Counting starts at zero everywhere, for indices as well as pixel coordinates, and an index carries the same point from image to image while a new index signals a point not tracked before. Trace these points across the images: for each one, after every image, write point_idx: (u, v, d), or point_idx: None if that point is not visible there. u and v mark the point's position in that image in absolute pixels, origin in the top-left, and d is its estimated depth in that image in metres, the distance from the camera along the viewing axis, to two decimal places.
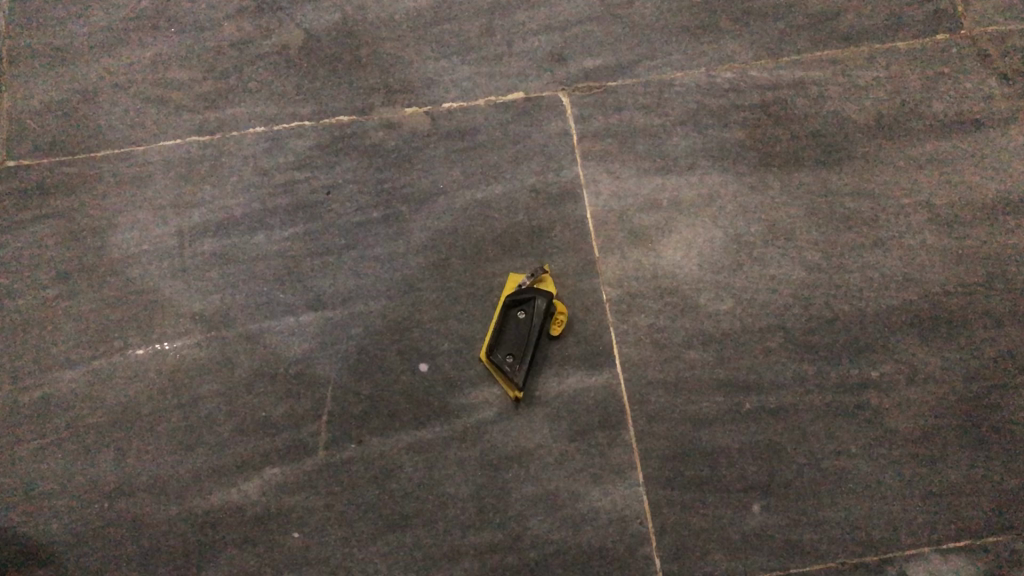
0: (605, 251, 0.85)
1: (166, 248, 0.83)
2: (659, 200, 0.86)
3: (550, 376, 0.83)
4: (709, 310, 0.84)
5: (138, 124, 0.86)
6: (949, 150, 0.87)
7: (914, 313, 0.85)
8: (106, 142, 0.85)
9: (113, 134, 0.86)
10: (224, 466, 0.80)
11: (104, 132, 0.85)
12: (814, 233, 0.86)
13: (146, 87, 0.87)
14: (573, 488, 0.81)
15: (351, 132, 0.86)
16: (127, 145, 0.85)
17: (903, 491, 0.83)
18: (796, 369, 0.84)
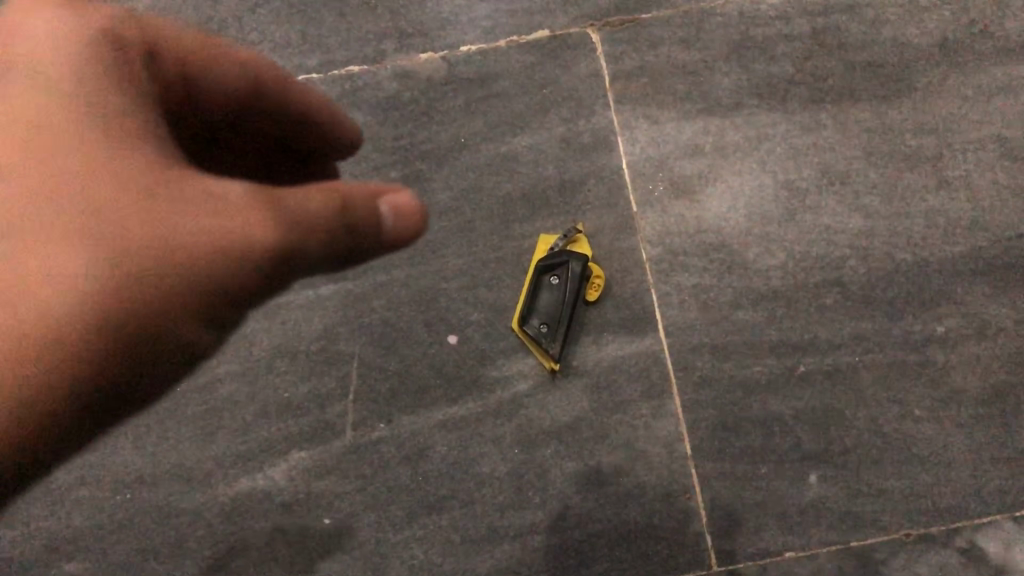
0: (642, 205, 0.78)
1: None
2: (701, 146, 0.79)
3: (587, 344, 0.77)
4: (758, 265, 0.77)
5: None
6: None
7: (985, 262, 0.77)
8: None
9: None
10: (254, 450, 0.77)
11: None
12: (874, 175, 0.78)
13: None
14: (615, 463, 0.76)
15: (361, 86, 0.80)
16: None
17: (973, 457, 0.76)
18: (855, 327, 0.77)
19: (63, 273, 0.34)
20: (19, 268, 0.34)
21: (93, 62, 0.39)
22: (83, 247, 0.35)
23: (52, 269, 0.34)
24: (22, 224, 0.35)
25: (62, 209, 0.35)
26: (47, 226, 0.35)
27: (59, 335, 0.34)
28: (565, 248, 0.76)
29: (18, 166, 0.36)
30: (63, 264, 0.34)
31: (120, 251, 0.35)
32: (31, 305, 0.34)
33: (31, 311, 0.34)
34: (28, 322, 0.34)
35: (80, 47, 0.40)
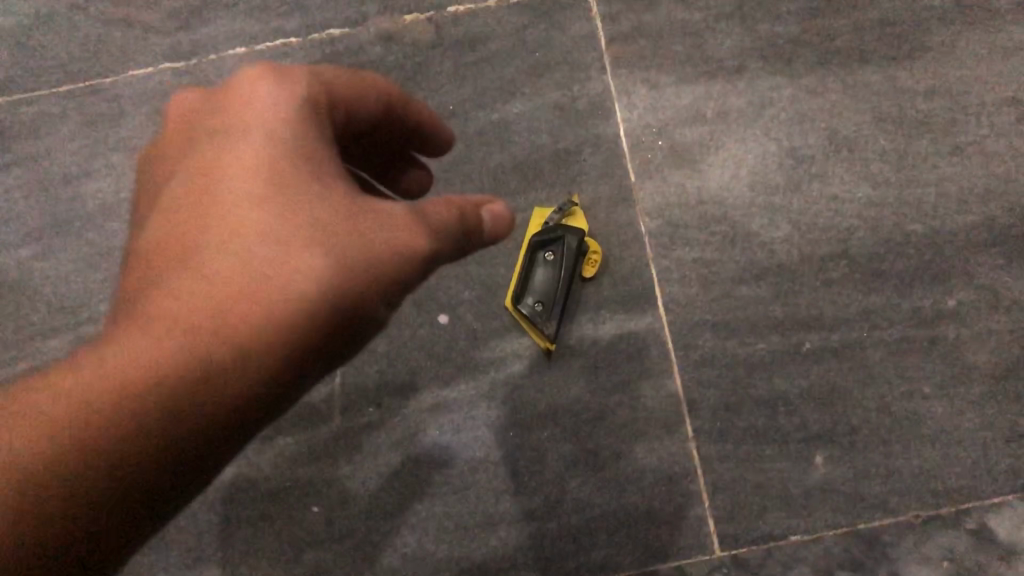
0: (641, 175, 0.74)
1: None
2: (702, 112, 0.75)
3: (584, 322, 0.74)
4: (762, 238, 0.74)
5: (107, 53, 0.77)
6: None
7: (998, 232, 0.73)
8: (68, 74, 0.77)
9: (76, 65, 0.77)
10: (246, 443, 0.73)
11: (66, 65, 0.77)
12: (882, 141, 0.74)
13: (113, 10, 0.78)
14: (613, 446, 0.73)
15: (344, 51, 0.76)
16: (91, 76, 0.77)
17: (984, 435, 0.72)
18: (863, 301, 0.74)
19: (293, 280, 0.39)
20: (260, 274, 0.39)
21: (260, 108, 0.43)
22: (312, 257, 0.39)
23: (283, 277, 0.39)
24: (260, 235, 0.40)
25: (290, 223, 0.40)
26: (283, 237, 0.39)
27: (281, 333, 0.39)
28: (559, 222, 0.72)
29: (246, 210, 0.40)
30: (292, 272, 0.39)
31: (341, 264, 0.40)
32: (263, 307, 0.38)
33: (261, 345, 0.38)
34: (259, 327, 0.38)
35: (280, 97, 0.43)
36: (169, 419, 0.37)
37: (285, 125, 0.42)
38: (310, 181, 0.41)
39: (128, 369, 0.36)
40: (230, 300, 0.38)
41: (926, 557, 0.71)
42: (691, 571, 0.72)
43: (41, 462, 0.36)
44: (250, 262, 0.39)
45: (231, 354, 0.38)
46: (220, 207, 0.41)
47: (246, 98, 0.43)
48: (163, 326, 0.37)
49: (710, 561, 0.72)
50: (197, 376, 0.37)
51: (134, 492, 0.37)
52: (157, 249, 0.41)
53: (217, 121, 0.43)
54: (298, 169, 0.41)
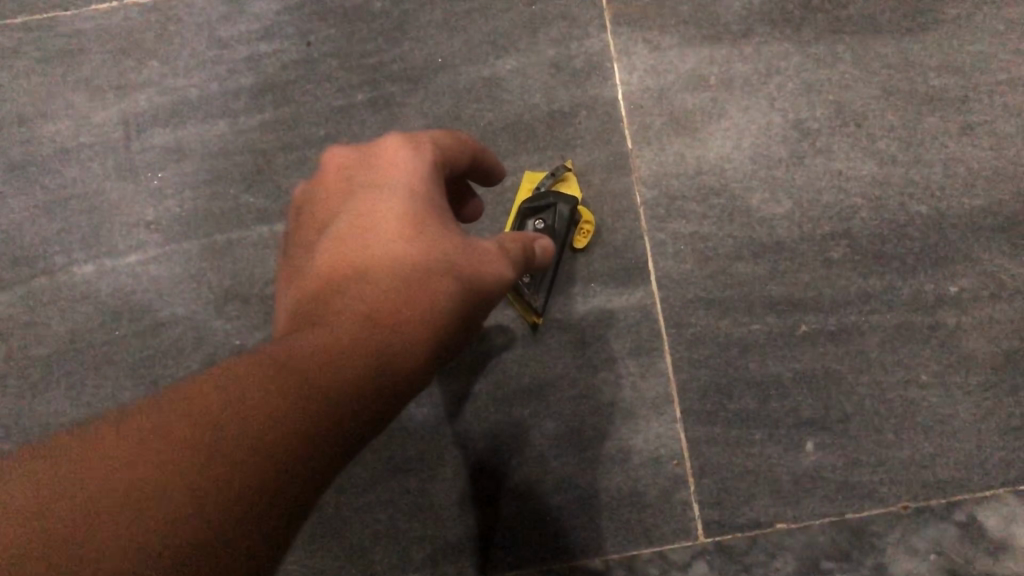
0: (639, 142, 0.71)
1: (108, 141, 0.70)
2: (706, 77, 0.71)
3: (574, 296, 0.71)
4: (762, 213, 0.71)
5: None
6: None
7: (1004, 217, 0.70)
8: (27, 7, 0.72)
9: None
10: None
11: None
12: (891, 116, 0.71)
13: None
14: (598, 425, 0.70)
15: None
16: (52, 10, 0.72)
17: (979, 428, 0.68)
18: (863, 284, 0.70)
19: (435, 296, 0.41)
20: (409, 290, 0.40)
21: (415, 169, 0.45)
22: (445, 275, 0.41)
23: (428, 294, 0.41)
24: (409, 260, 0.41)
25: (428, 248, 0.42)
26: (426, 261, 0.42)
27: (422, 346, 0.40)
28: (552, 187, 0.68)
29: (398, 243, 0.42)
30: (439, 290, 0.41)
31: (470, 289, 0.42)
32: (414, 320, 0.40)
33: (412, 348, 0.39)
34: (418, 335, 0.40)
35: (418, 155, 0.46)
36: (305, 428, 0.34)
37: (423, 174, 0.45)
38: (443, 220, 0.44)
39: (259, 387, 0.34)
40: (381, 313, 0.39)
41: (914, 550, 0.68)
42: (672, 557, 0.69)
43: (136, 496, 0.30)
44: (402, 277, 0.41)
45: (384, 362, 0.38)
46: (374, 238, 0.42)
47: (388, 152, 0.46)
48: (328, 333, 0.37)
49: (692, 547, 0.69)
50: (348, 382, 0.36)
51: (271, 519, 0.32)
52: (312, 284, 0.41)
53: (366, 173, 0.46)
54: (437, 210, 0.44)
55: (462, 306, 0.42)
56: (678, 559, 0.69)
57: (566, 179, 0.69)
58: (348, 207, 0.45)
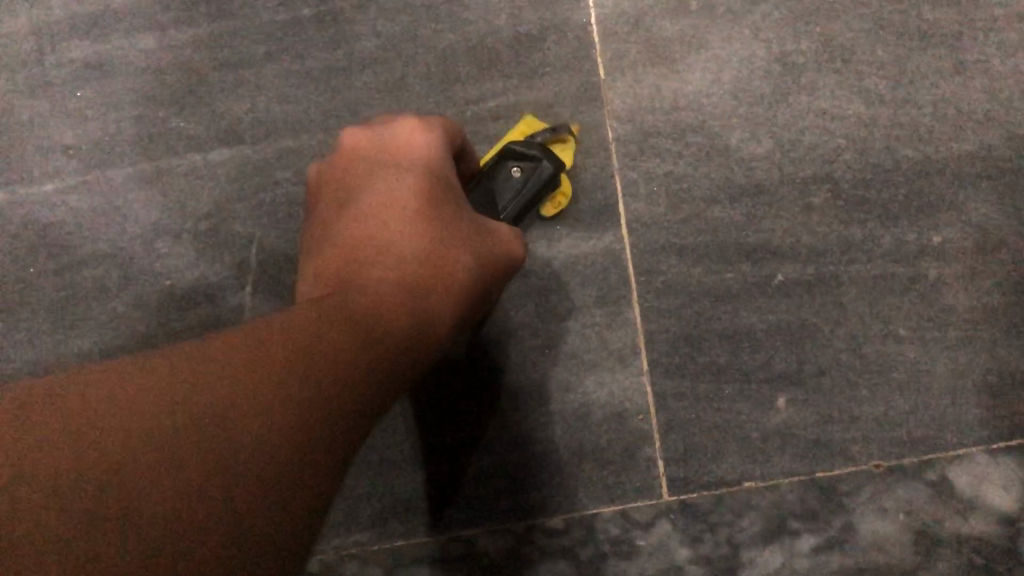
0: (612, 73, 0.66)
1: (23, 53, 0.64)
2: (686, 4, 0.66)
3: (538, 239, 0.66)
4: (740, 154, 0.66)
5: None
6: None
7: (992, 164, 0.65)
8: None
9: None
10: (131, 328, 0.61)
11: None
12: (880, 53, 0.66)
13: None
14: (560, 377, 0.66)
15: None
16: None
17: (956, 385, 0.65)
18: (843, 232, 0.66)
19: (455, 267, 0.47)
20: (433, 261, 0.47)
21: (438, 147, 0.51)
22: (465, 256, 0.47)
23: (451, 271, 0.47)
24: (428, 235, 0.47)
25: (449, 229, 0.48)
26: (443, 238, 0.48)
27: (447, 310, 0.47)
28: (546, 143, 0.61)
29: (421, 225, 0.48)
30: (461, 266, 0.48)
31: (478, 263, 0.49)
32: (441, 291, 0.46)
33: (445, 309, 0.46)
34: (447, 304, 0.47)
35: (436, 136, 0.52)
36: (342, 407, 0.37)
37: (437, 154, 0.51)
38: (452, 204, 0.50)
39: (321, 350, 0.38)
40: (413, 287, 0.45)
41: (884, 510, 0.65)
42: (634, 516, 0.65)
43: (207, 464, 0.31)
44: (430, 255, 0.47)
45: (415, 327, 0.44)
46: (397, 217, 0.48)
47: (407, 134, 0.51)
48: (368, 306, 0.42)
49: (656, 506, 0.65)
50: (386, 355, 0.41)
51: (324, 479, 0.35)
52: (344, 258, 0.46)
53: (385, 149, 0.51)
54: (446, 193, 0.50)
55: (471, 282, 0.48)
56: (640, 518, 0.65)
57: (552, 132, 0.62)
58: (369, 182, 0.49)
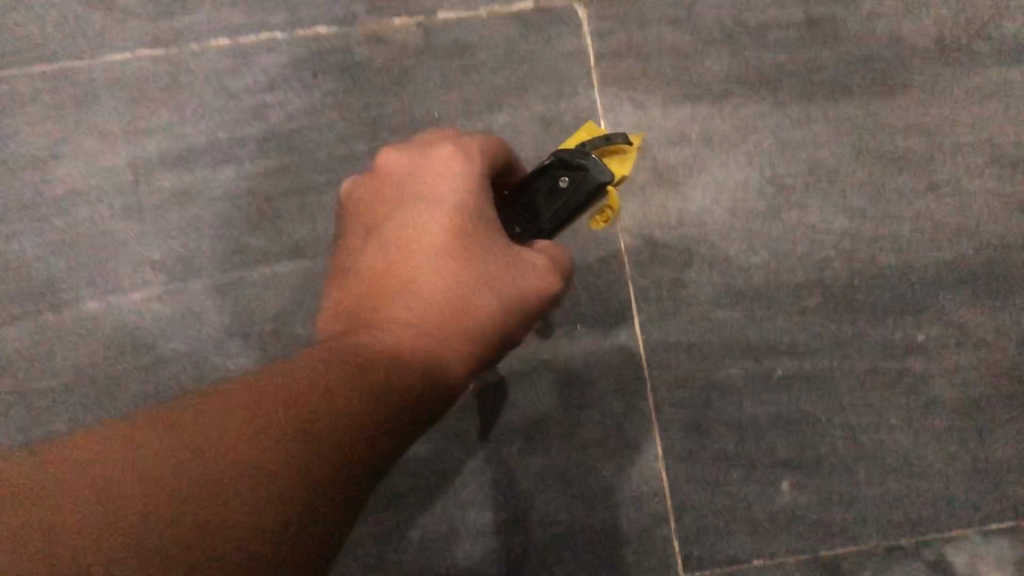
0: (623, 194, 0.73)
1: (119, 184, 0.68)
2: (687, 135, 0.72)
3: (560, 338, 0.73)
4: (738, 264, 0.73)
5: (60, 19, 0.68)
6: None
7: (967, 270, 0.73)
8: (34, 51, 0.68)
9: (21, 31, 0.68)
10: None
11: (0, 27, 0.68)
12: (862, 175, 0.72)
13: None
14: (583, 463, 0.73)
15: (298, 39, 0.69)
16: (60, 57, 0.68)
17: (946, 470, 0.72)
18: (834, 331, 0.73)
19: (478, 315, 0.48)
20: (455, 311, 0.48)
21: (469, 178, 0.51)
22: (484, 303, 0.48)
23: (471, 317, 0.48)
24: (452, 281, 0.49)
25: (473, 271, 0.49)
26: (469, 283, 0.49)
27: (468, 358, 0.48)
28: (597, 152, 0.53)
29: (442, 269, 0.49)
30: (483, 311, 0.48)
31: (510, 307, 0.49)
32: (459, 338, 0.48)
33: (466, 353, 0.48)
34: (466, 349, 0.48)
35: (467, 167, 0.51)
36: (340, 456, 0.40)
37: (469, 189, 0.51)
38: (482, 239, 0.50)
39: (328, 398, 0.41)
40: (428, 337, 0.47)
41: None
42: None
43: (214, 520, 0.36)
44: (449, 303, 0.48)
45: (430, 381, 0.45)
46: (419, 258, 0.49)
47: (439, 161, 0.51)
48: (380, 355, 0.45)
49: None
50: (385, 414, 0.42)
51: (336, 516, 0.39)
52: (368, 293, 0.49)
53: (415, 176, 0.52)
54: (477, 234, 0.50)
55: (500, 327, 0.49)
56: None
57: (605, 138, 0.53)
58: (394, 216, 0.51)
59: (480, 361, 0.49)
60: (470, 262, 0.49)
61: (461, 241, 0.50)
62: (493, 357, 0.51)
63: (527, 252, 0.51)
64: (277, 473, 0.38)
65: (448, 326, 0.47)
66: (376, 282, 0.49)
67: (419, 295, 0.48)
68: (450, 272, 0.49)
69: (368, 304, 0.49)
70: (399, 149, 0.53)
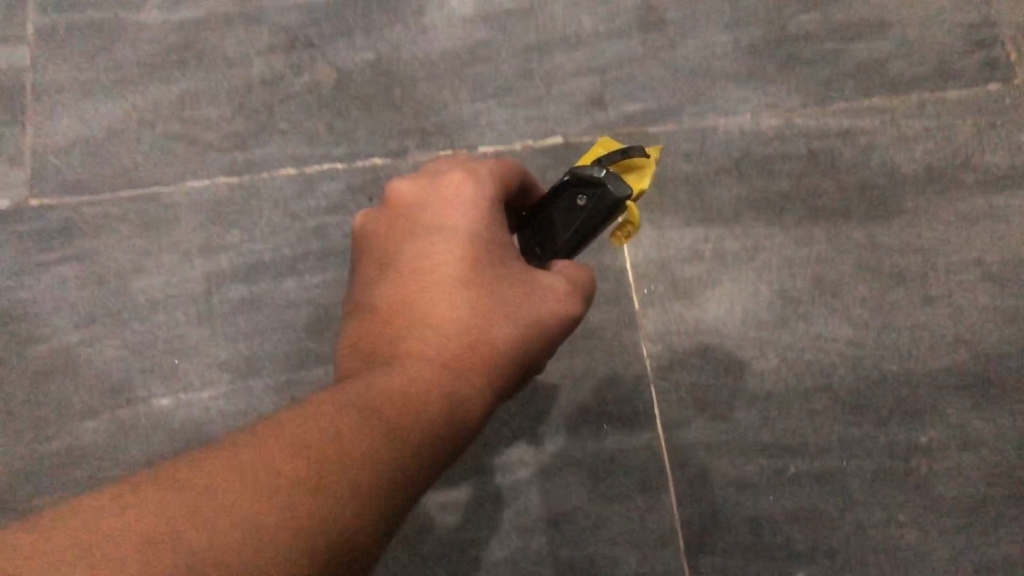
0: (646, 303, 0.79)
1: (193, 294, 0.77)
2: (701, 252, 0.79)
3: (588, 435, 0.78)
4: (754, 368, 0.78)
5: (154, 153, 0.78)
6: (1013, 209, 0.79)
7: (965, 377, 0.77)
8: (128, 179, 0.78)
9: (117, 163, 0.78)
10: None
11: (104, 160, 0.78)
12: (863, 290, 0.79)
13: (170, 107, 0.79)
14: (610, 554, 0.76)
15: (358, 168, 0.78)
16: (150, 184, 0.78)
17: (957, 567, 0.75)
18: (841, 433, 0.77)
19: (497, 338, 0.49)
20: (473, 334, 0.49)
21: (481, 205, 0.54)
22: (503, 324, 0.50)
23: (490, 339, 0.49)
24: (472, 300, 0.50)
25: (489, 295, 0.50)
26: (487, 306, 0.50)
27: (489, 383, 0.49)
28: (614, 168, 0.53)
29: (460, 293, 0.50)
30: (500, 334, 0.50)
31: (528, 324, 0.50)
32: (480, 361, 0.49)
33: (487, 377, 0.49)
34: (485, 372, 0.49)
35: (477, 191, 0.54)
36: (370, 473, 0.41)
37: (483, 211, 0.54)
38: (498, 262, 0.52)
39: (359, 418, 0.42)
40: (450, 361, 0.48)
41: None
42: None
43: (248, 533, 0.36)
44: (467, 328, 0.49)
45: (451, 404, 0.46)
46: (434, 283, 0.51)
47: (453, 187, 0.54)
48: (401, 379, 0.46)
49: None
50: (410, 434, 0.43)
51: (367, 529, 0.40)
52: (387, 321, 0.51)
53: (428, 207, 0.54)
54: (492, 260, 0.52)
55: (520, 345, 0.50)
56: None
57: (623, 153, 0.52)
58: (411, 245, 0.53)
59: (501, 385, 0.50)
60: (486, 286, 0.51)
61: (477, 265, 0.51)
62: (514, 384, 0.52)
63: (542, 273, 0.53)
64: (304, 476, 0.39)
65: (468, 349, 0.49)
66: (395, 311, 0.51)
67: (437, 320, 0.50)
68: (468, 295, 0.50)
69: (387, 333, 0.50)
70: (411, 179, 0.56)
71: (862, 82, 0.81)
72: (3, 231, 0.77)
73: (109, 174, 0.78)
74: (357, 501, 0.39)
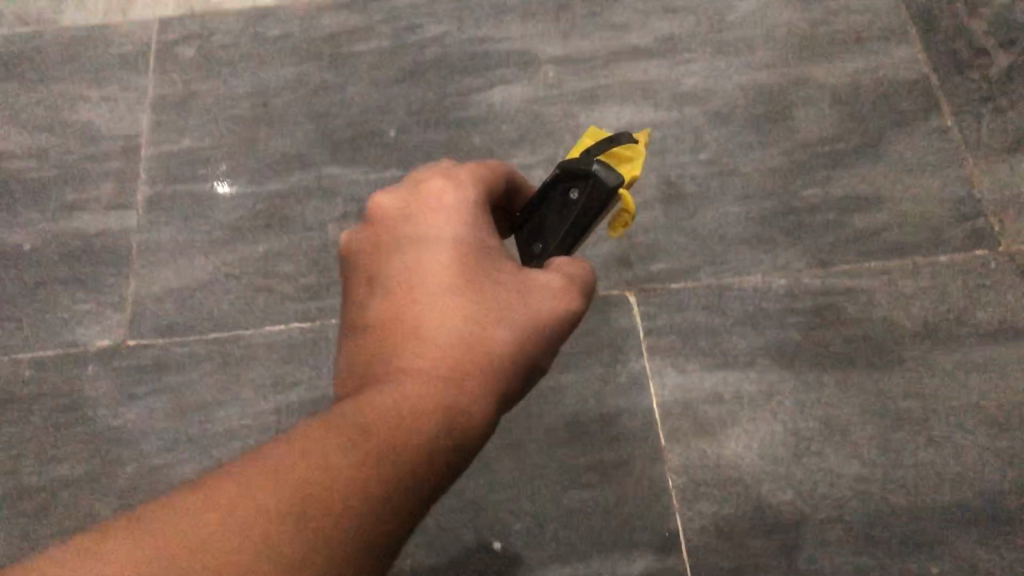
0: (671, 439, 0.87)
1: (266, 424, 0.86)
2: (721, 394, 0.88)
3: (618, 559, 0.83)
4: (771, 500, 0.84)
5: (238, 302, 0.90)
6: (1004, 362, 0.87)
7: (969, 513, 0.83)
8: (214, 323, 0.89)
9: (207, 310, 0.90)
10: None
11: (195, 308, 0.90)
12: (871, 432, 0.86)
13: (254, 264, 0.91)
14: None
15: None
16: (233, 328, 0.89)
17: None
18: (857, 563, 0.83)
19: (492, 342, 0.52)
20: (469, 341, 0.51)
21: (463, 213, 0.56)
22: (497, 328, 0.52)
23: (485, 345, 0.52)
24: (464, 308, 0.53)
25: (482, 304, 0.53)
26: (480, 314, 0.52)
27: (490, 385, 0.51)
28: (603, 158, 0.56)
29: (454, 303, 0.53)
30: (497, 339, 0.52)
31: (522, 328, 0.53)
32: (478, 364, 0.51)
33: (488, 378, 0.51)
34: (484, 374, 0.51)
35: (459, 199, 0.56)
36: (380, 479, 0.43)
37: (468, 220, 0.56)
38: (487, 270, 0.55)
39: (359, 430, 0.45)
40: (449, 368, 0.50)
41: None
42: None
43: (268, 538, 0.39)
44: (461, 336, 0.52)
45: (450, 409, 0.49)
46: (424, 294, 0.53)
47: (434, 202, 0.56)
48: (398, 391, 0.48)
49: None
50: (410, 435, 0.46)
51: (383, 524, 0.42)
52: (382, 335, 0.53)
53: (413, 220, 0.56)
54: (481, 270, 0.54)
55: (516, 344, 0.53)
56: None
57: (610, 141, 0.56)
58: (399, 261, 0.55)
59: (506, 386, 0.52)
60: (479, 296, 0.53)
61: (467, 277, 0.54)
62: (519, 386, 0.54)
63: (534, 273, 0.56)
64: (311, 483, 0.41)
65: (465, 352, 0.51)
66: (390, 326, 0.53)
67: (432, 329, 0.52)
68: (461, 304, 0.53)
69: (383, 347, 0.52)
70: (392, 194, 0.58)
71: (863, 247, 0.90)
72: (104, 367, 0.88)
73: (197, 319, 0.89)
74: (368, 502, 0.42)
